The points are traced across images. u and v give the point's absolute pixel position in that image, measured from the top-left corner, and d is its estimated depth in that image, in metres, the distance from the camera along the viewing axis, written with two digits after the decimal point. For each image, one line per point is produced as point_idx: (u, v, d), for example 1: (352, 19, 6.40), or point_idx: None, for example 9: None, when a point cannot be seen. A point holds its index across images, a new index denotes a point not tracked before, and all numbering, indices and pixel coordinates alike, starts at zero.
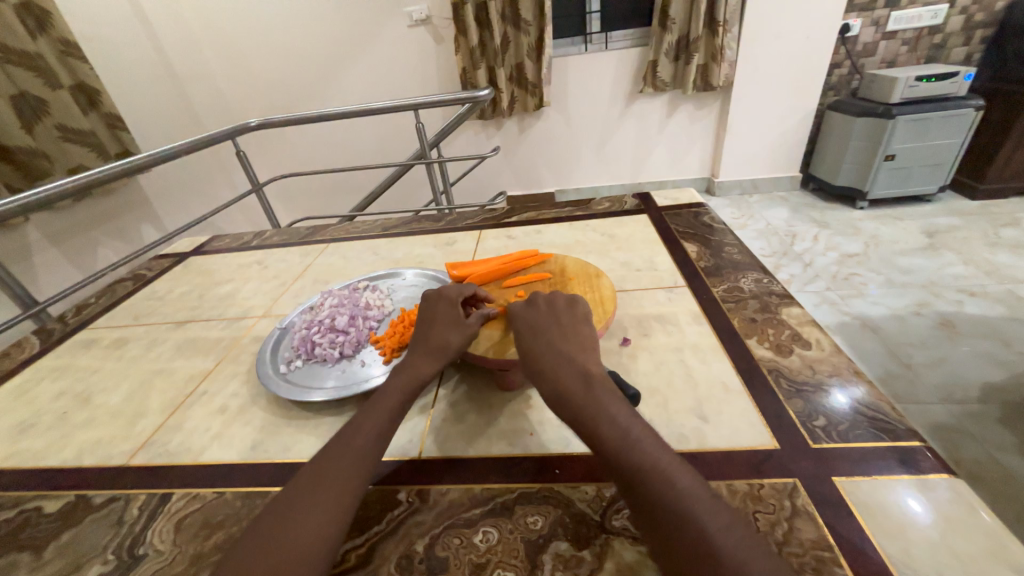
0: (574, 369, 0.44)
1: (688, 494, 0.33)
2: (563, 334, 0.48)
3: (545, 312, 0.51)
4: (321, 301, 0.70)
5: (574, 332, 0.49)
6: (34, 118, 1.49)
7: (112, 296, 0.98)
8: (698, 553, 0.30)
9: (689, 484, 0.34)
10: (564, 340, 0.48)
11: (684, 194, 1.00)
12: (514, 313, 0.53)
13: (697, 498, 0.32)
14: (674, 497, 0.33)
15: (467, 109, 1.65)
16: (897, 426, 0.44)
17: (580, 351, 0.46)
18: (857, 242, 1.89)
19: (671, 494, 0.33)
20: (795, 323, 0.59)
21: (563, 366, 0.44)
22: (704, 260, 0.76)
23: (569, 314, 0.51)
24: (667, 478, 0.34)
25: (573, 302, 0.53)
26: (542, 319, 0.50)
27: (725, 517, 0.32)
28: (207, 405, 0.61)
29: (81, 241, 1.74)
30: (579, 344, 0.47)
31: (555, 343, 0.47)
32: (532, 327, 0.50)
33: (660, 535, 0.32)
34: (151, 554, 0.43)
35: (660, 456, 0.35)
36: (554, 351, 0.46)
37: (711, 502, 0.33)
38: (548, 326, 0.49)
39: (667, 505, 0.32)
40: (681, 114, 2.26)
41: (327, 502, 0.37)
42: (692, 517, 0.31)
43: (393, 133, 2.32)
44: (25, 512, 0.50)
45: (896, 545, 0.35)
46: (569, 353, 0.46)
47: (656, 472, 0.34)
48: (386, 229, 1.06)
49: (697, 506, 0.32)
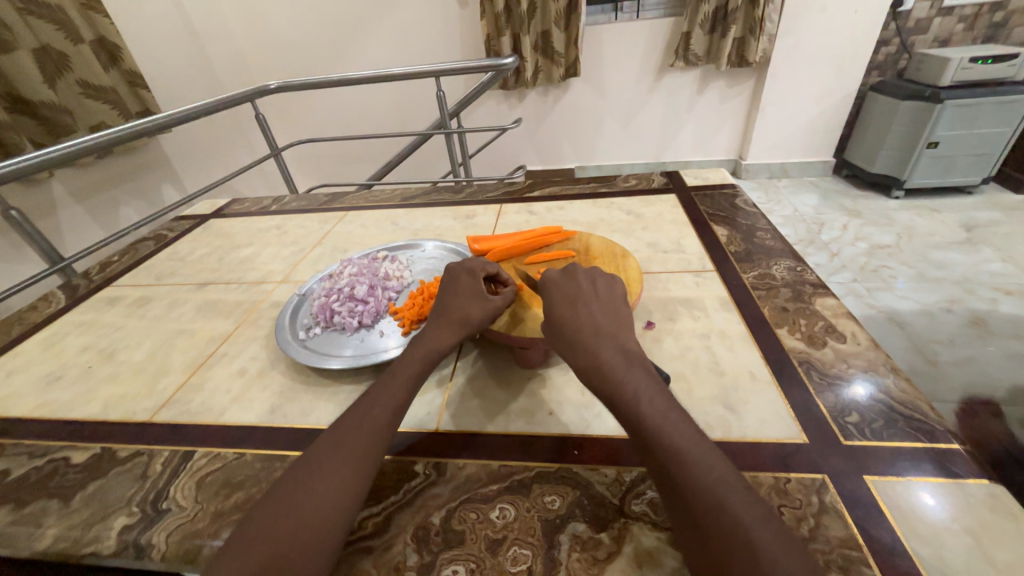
0: (613, 346, 0.42)
1: (724, 483, 0.32)
2: (600, 310, 0.46)
3: (581, 285, 0.49)
4: (340, 269, 0.70)
5: (610, 308, 0.47)
6: (57, 74, 1.48)
7: (134, 254, 0.99)
8: (728, 544, 0.29)
9: (722, 473, 0.32)
10: (601, 315, 0.45)
11: (716, 175, 0.96)
12: (550, 281, 0.50)
13: (732, 487, 0.31)
14: (707, 487, 0.31)
15: (490, 78, 1.59)
16: (935, 427, 0.42)
17: (618, 329, 0.44)
18: (888, 233, 1.82)
19: (704, 483, 0.32)
20: (829, 314, 0.56)
21: (601, 342, 0.42)
22: (734, 244, 0.73)
23: (607, 290, 0.49)
24: (702, 465, 0.33)
25: (612, 279, 0.51)
26: (580, 291, 0.48)
27: (757, 508, 0.31)
28: (227, 367, 0.61)
29: (104, 199, 1.76)
30: (617, 321, 0.45)
31: (593, 318, 0.45)
32: (568, 297, 0.47)
33: (690, 520, 0.31)
34: (174, 509, 0.44)
35: (694, 445, 0.34)
36: (591, 325, 0.44)
37: (746, 494, 0.31)
38: (585, 300, 0.47)
39: (699, 491, 0.31)
40: (713, 90, 2.16)
41: (347, 469, 0.37)
42: (726, 507, 0.30)
43: (413, 101, 2.27)
44: (54, 461, 0.51)
45: (930, 550, 0.33)
46: (607, 331, 0.43)
47: (692, 457, 0.33)
48: (405, 199, 1.04)
49: (730, 495, 0.31)
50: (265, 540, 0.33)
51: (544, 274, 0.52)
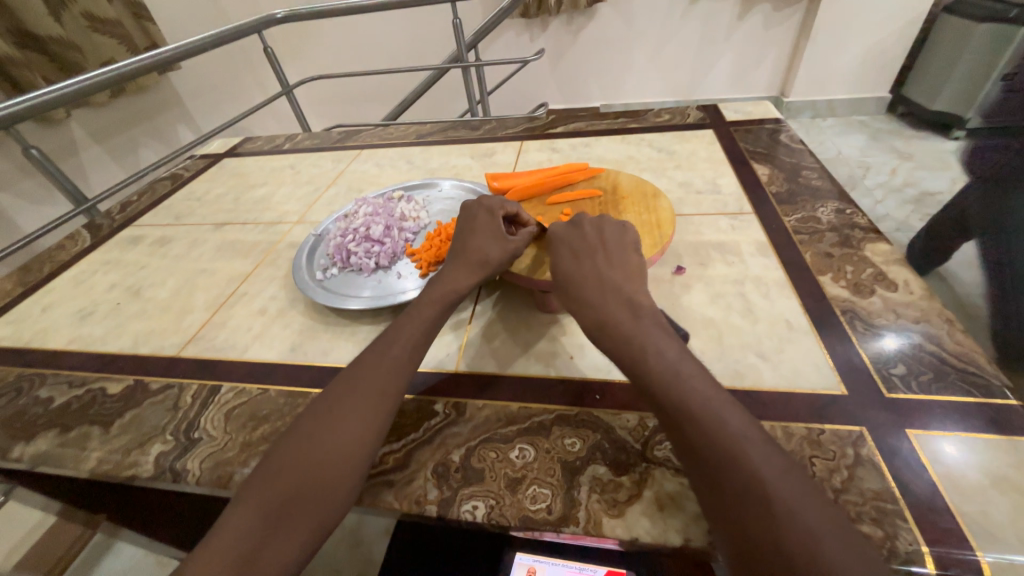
0: (618, 301, 0.39)
1: (741, 436, 0.30)
2: (607, 260, 0.43)
3: (586, 234, 0.46)
4: (355, 209, 0.67)
5: (618, 258, 0.44)
6: (60, 5, 1.41)
7: (153, 195, 0.98)
8: (746, 498, 0.28)
9: (741, 425, 0.30)
10: (606, 266, 0.43)
11: (758, 108, 0.87)
12: (556, 234, 0.47)
13: (750, 441, 0.29)
14: (724, 440, 0.30)
15: (511, 1, 1.45)
16: (991, 381, 0.39)
17: (626, 281, 0.41)
18: (942, 178, 1.67)
19: (720, 436, 0.30)
20: (879, 261, 0.52)
21: (606, 295, 0.40)
22: (775, 184, 0.67)
23: (616, 238, 0.45)
24: (718, 417, 0.31)
25: (623, 227, 0.47)
26: (585, 243, 0.45)
27: (778, 462, 0.29)
28: (248, 306, 0.62)
29: (122, 140, 1.74)
30: (624, 272, 0.42)
31: (598, 272, 0.42)
32: (573, 251, 0.45)
33: (703, 474, 0.30)
34: (205, 438, 0.46)
35: (710, 397, 0.32)
36: (595, 280, 0.42)
37: (767, 448, 0.29)
38: (590, 252, 0.44)
39: (714, 444, 0.30)
40: (759, 15, 1.93)
41: (359, 409, 0.37)
42: (744, 459, 0.29)
43: (428, 32, 2.12)
44: (92, 391, 0.54)
45: (973, 507, 0.32)
46: (613, 284, 0.41)
47: (706, 409, 0.31)
48: (420, 137, 0.99)
49: (748, 448, 0.29)
50: (283, 475, 0.34)
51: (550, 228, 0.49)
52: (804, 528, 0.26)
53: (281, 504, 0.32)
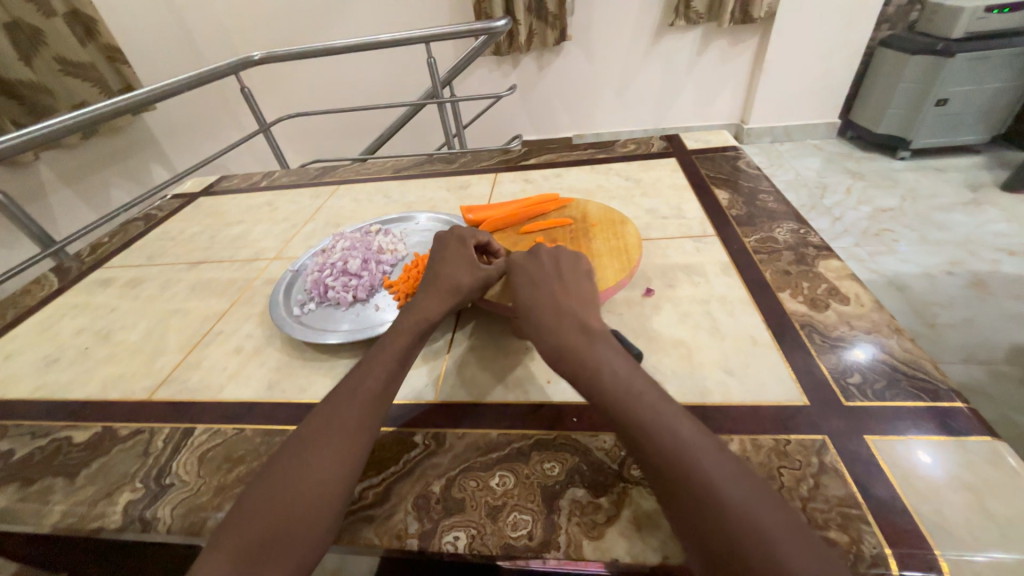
0: (575, 325, 0.41)
1: (695, 452, 0.31)
2: (563, 288, 0.45)
3: (543, 264, 0.48)
4: (333, 243, 0.68)
5: (574, 285, 0.46)
6: (32, 49, 1.42)
7: (125, 235, 0.97)
8: (705, 511, 0.29)
9: (694, 439, 0.32)
10: (562, 294, 0.44)
11: (717, 137, 0.93)
12: (515, 262, 0.49)
13: (707, 456, 0.31)
14: (679, 455, 0.31)
15: (482, 42, 1.52)
16: (939, 386, 0.41)
17: (581, 306, 0.43)
18: (893, 196, 1.78)
19: (674, 452, 0.31)
20: (832, 277, 0.55)
21: (563, 322, 0.41)
22: (735, 208, 0.71)
23: (570, 266, 0.48)
24: (673, 436, 0.32)
25: (577, 256, 0.49)
26: (542, 272, 0.47)
27: (733, 472, 0.30)
28: (224, 345, 0.61)
29: (93, 181, 1.72)
30: (580, 298, 0.44)
31: (556, 299, 0.44)
32: (530, 280, 0.47)
33: (664, 494, 0.31)
34: (177, 484, 0.45)
35: (663, 416, 0.33)
36: (553, 306, 0.43)
37: (720, 461, 0.31)
38: (547, 280, 0.46)
39: (673, 461, 0.31)
40: (715, 49, 2.07)
41: (327, 445, 0.37)
42: (699, 473, 0.30)
43: (403, 70, 2.19)
44: (56, 441, 0.52)
45: (929, 507, 0.33)
46: (569, 310, 0.42)
47: (662, 427, 0.32)
48: (398, 171, 1.01)
49: (706, 463, 0.30)
50: (257, 518, 0.33)
51: (509, 258, 0.51)
52: (766, 535, 0.27)
53: (258, 547, 0.32)
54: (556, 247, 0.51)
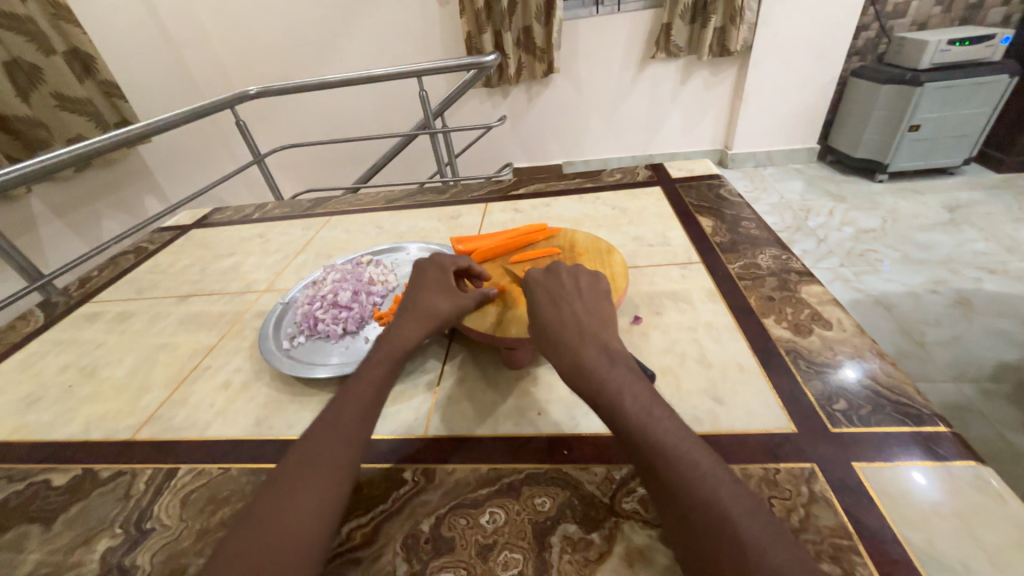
0: (595, 344, 0.41)
1: (709, 476, 0.31)
2: (583, 307, 0.45)
3: (566, 283, 0.48)
4: (323, 275, 0.69)
5: (593, 306, 0.46)
6: (30, 86, 1.45)
7: (114, 269, 0.96)
8: (721, 539, 0.29)
9: (708, 466, 0.32)
10: (583, 312, 0.45)
11: (700, 166, 0.96)
12: (535, 278, 0.50)
13: (717, 481, 0.31)
14: (694, 482, 0.31)
15: (472, 76, 1.57)
16: (922, 410, 0.42)
17: (600, 327, 0.44)
18: (874, 217, 1.83)
19: (689, 479, 0.31)
20: (815, 302, 0.56)
21: (583, 340, 0.42)
22: (719, 235, 0.72)
23: (590, 287, 0.48)
24: (689, 460, 0.32)
25: (597, 277, 0.50)
26: (563, 290, 0.47)
27: (745, 500, 0.30)
28: (211, 380, 0.60)
29: (85, 213, 1.73)
30: (600, 318, 0.45)
31: (576, 317, 0.44)
32: (552, 297, 0.47)
33: (680, 519, 0.31)
34: (159, 528, 0.43)
35: (678, 441, 0.33)
36: (574, 324, 0.43)
37: (733, 488, 0.31)
38: (568, 298, 0.46)
39: (688, 487, 0.31)
40: (697, 80, 2.16)
41: (315, 483, 0.36)
42: (712, 501, 0.30)
43: (396, 102, 2.25)
44: (34, 484, 0.50)
45: (920, 536, 0.33)
46: (590, 330, 0.43)
47: (676, 450, 0.33)
48: (390, 202, 1.03)
49: (717, 489, 0.31)
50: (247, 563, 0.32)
51: (528, 273, 0.52)
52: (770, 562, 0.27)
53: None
54: (575, 265, 0.52)
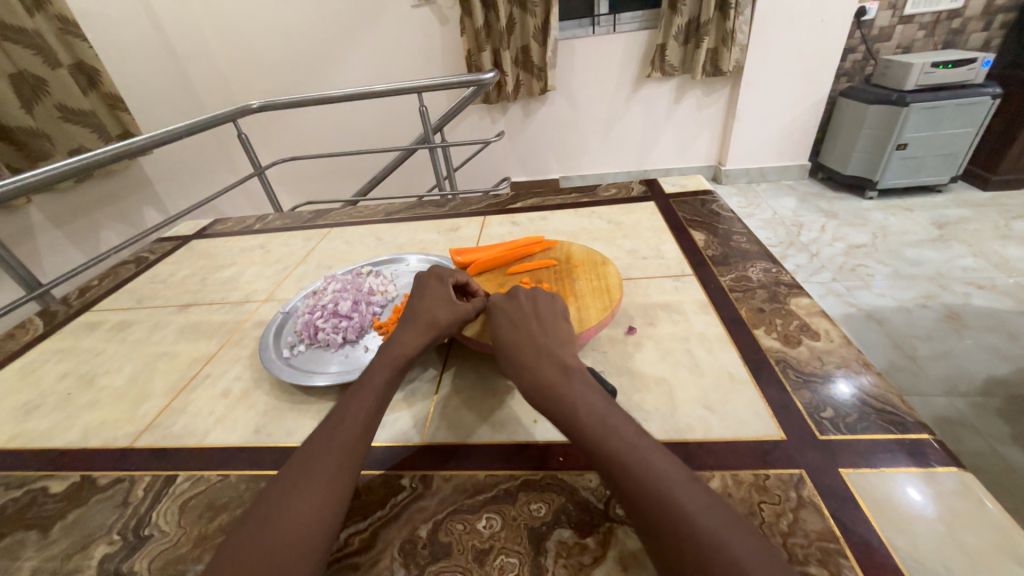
0: (553, 363, 0.43)
1: (665, 481, 0.32)
2: (543, 329, 0.47)
3: (524, 305, 0.50)
4: (324, 285, 0.70)
5: (552, 326, 0.48)
6: (34, 98, 1.47)
7: (114, 278, 0.97)
8: (679, 544, 0.29)
9: (668, 471, 0.33)
10: (542, 334, 0.46)
11: (692, 182, 0.98)
12: (503, 306, 0.50)
13: (676, 484, 0.32)
14: (650, 487, 0.32)
15: (472, 92, 1.61)
16: (907, 419, 0.43)
17: (559, 345, 0.45)
18: (865, 233, 1.87)
19: (645, 484, 0.32)
20: (803, 313, 0.58)
21: (543, 361, 0.43)
22: (711, 248, 0.74)
23: (550, 307, 0.50)
24: (645, 466, 0.33)
25: (555, 297, 0.52)
26: (521, 313, 0.49)
27: (705, 503, 0.31)
28: (211, 389, 0.61)
29: (85, 223, 1.74)
30: (559, 338, 0.46)
31: (535, 338, 0.46)
32: (511, 320, 0.49)
33: (639, 526, 0.31)
34: (157, 534, 0.44)
35: (635, 449, 0.34)
36: (534, 346, 0.45)
37: (693, 493, 0.32)
38: (528, 320, 0.48)
39: (642, 493, 0.32)
40: (690, 99, 2.21)
41: (320, 485, 0.37)
42: (670, 504, 0.31)
43: (397, 117, 2.29)
44: (32, 492, 0.50)
45: (904, 539, 0.34)
46: (549, 350, 0.44)
47: (631, 455, 0.34)
48: (389, 214, 1.04)
49: (675, 491, 0.32)
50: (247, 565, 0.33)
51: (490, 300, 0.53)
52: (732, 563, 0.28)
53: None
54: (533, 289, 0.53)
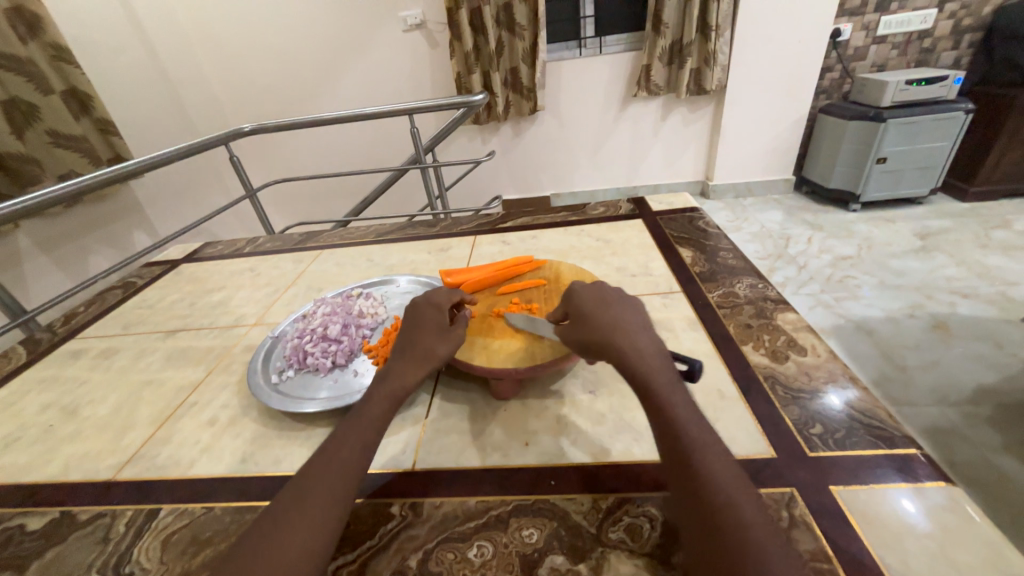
0: (652, 350, 0.42)
1: (737, 499, 0.32)
2: (634, 314, 0.46)
3: (615, 289, 0.49)
4: (314, 309, 0.70)
5: (640, 314, 0.46)
6: (25, 124, 1.48)
7: (101, 304, 0.96)
8: (746, 560, 0.29)
9: (737, 489, 0.33)
10: (636, 319, 0.45)
11: (679, 199, 1.00)
12: (582, 288, 0.48)
13: (746, 503, 0.32)
14: (723, 501, 0.32)
15: (463, 113, 1.63)
16: (894, 433, 0.44)
17: (650, 333, 0.44)
18: (850, 245, 1.90)
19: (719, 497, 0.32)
20: (790, 329, 0.59)
21: (641, 342, 0.42)
22: (698, 265, 0.75)
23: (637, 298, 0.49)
24: (716, 481, 0.33)
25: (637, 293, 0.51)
26: (611, 297, 0.48)
27: (768, 527, 0.31)
28: (197, 417, 0.60)
29: (73, 248, 1.72)
30: (648, 326, 0.45)
31: (629, 321, 0.44)
32: (604, 297, 0.47)
33: (706, 529, 0.31)
34: (137, 572, 0.42)
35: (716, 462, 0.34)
36: (630, 326, 0.44)
37: (760, 516, 0.32)
38: (620, 304, 0.47)
39: (719, 504, 0.32)
40: (675, 117, 2.27)
41: (311, 522, 0.36)
42: (741, 521, 0.31)
43: (388, 138, 2.32)
44: (9, 529, 0.49)
45: (895, 557, 0.34)
46: (645, 336, 0.43)
47: (709, 466, 0.34)
48: (381, 235, 1.05)
49: (747, 510, 0.32)
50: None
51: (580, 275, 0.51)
52: None
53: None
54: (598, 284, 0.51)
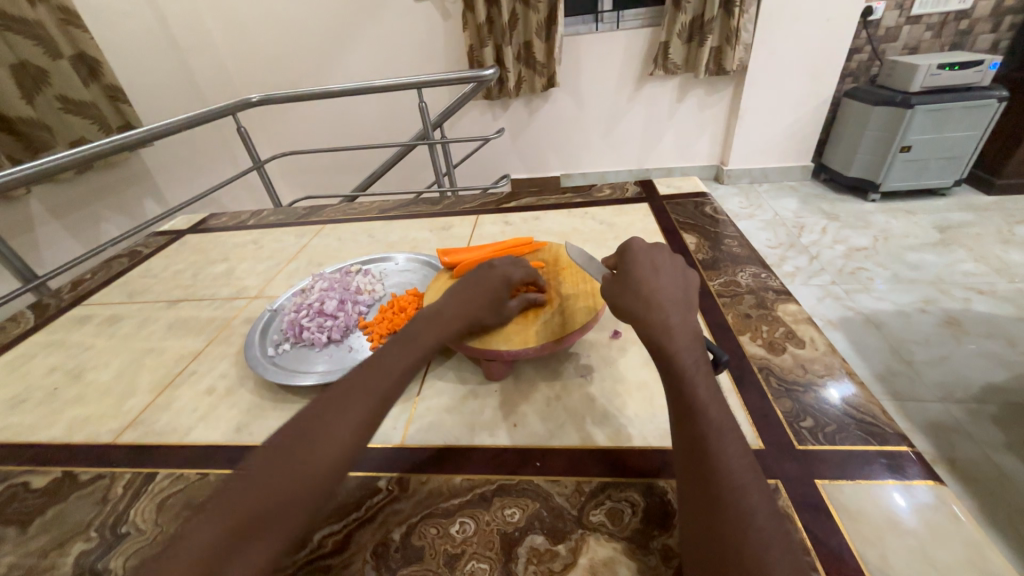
0: (684, 327, 0.41)
1: (743, 484, 0.32)
2: (677, 286, 0.45)
3: (663, 258, 0.47)
4: (312, 284, 0.70)
5: (683, 288, 0.45)
6: (36, 89, 1.48)
7: (107, 272, 0.97)
8: (740, 542, 0.29)
9: (745, 475, 0.33)
10: (678, 292, 0.44)
11: (688, 183, 0.98)
12: (629, 254, 0.47)
13: (751, 490, 0.32)
14: (728, 485, 0.32)
15: (472, 88, 1.59)
16: (887, 430, 0.43)
17: (688, 309, 0.43)
18: (866, 236, 1.85)
19: (724, 480, 0.32)
20: (790, 320, 0.58)
21: (675, 318, 0.41)
22: (701, 252, 0.74)
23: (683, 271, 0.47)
24: (726, 466, 0.33)
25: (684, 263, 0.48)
26: (657, 265, 0.46)
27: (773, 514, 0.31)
28: (195, 386, 0.61)
29: (84, 215, 1.74)
30: (689, 301, 0.44)
31: (669, 293, 0.43)
32: (651, 265, 0.46)
33: (707, 507, 0.32)
34: (133, 532, 0.44)
35: (729, 446, 0.34)
36: (670, 298, 0.43)
37: (766, 503, 0.31)
38: (663, 274, 0.45)
39: (724, 486, 0.32)
40: (692, 98, 2.20)
41: (311, 466, 0.36)
42: (742, 506, 0.31)
43: (397, 112, 2.28)
44: (13, 487, 0.50)
45: (875, 553, 0.34)
46: (681, 312, 0.42)
47: (721, 449, 0.34)
48: (383, 212, 1.04)
49: (751, 496, 0.31)
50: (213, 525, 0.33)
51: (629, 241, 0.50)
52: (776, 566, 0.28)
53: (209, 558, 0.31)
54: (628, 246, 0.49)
